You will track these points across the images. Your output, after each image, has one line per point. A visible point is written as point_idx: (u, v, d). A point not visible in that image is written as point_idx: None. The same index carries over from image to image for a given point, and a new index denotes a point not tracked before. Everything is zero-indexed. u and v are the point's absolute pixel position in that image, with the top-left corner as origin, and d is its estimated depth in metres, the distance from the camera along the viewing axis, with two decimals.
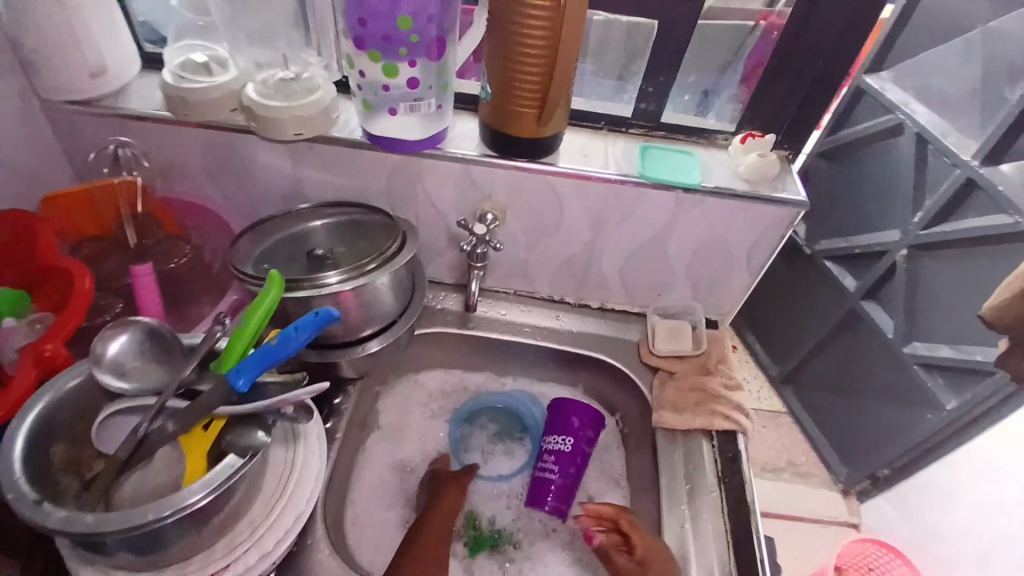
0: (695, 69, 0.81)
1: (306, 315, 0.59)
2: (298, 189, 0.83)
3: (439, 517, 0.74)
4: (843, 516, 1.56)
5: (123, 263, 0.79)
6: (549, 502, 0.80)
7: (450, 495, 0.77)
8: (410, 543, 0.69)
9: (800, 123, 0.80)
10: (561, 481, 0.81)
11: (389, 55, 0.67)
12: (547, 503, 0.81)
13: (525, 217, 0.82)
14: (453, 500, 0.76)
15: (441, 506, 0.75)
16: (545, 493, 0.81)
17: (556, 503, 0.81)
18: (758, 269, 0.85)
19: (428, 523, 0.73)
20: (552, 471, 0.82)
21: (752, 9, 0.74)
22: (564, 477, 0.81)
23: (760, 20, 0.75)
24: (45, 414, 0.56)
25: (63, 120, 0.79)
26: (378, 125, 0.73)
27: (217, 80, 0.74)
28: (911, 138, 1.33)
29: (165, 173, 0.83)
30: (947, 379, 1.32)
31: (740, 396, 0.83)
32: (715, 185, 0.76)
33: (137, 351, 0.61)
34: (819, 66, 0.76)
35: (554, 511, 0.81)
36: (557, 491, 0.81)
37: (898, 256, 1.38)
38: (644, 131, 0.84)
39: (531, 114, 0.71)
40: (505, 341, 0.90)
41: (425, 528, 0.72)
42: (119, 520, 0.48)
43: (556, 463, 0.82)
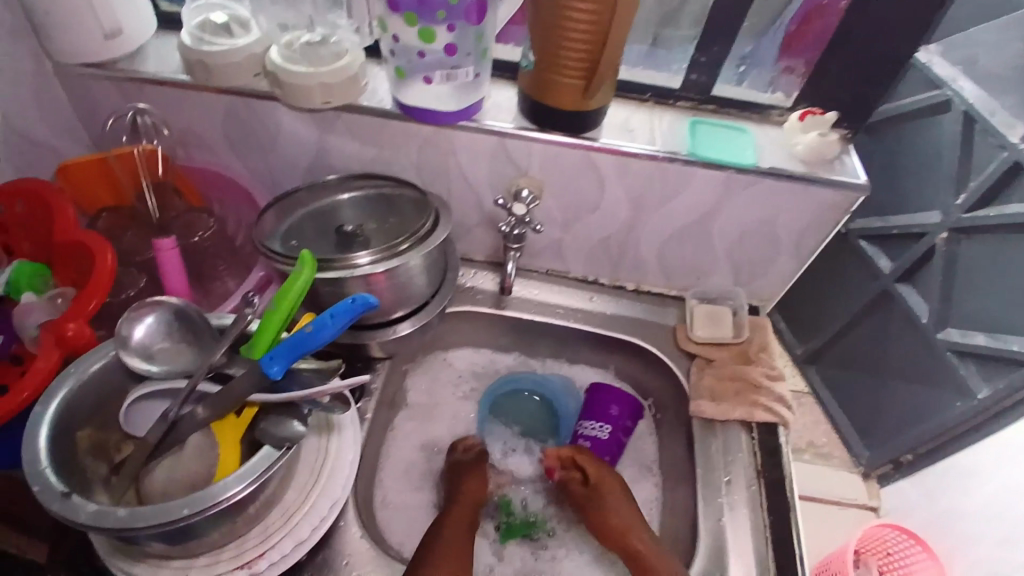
0: (752, 39, 0.75)
1: (342, 301, 0.55)
2: (324, 160, 0.78)
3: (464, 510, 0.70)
4: (862, 499, 1.48)
5: (145, 236, 0.76)
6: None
7: (467, 490, 0.74)
8: (431, 539, 0.67)
9: (863, 100, 0.75)
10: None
11: (425, 18, 0.62)
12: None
13: (563, 195, 0.78)
14: (472, 494, 0.73)
15: (461, 499, 0.72)
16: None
17: None
18: (808, 254, 0.80)
19: (448, 519, 0.70)
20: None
21: None
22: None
23: None
24: (70, 399, 0.54)
25: (77, 85, 0.75)
26: (410, 93, 0.69)
27: (238, 43, 0.69)
28: (956, 116, 1.27)
29: (186, 142, 0.79)
30: (980, 366, 1.25)
31: (782, 387, 0.80)
32: (769, 165, 0.72)
33: (164, 332, 0.59)
34: (888, 39, 0.70)
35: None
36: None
37: (937, 238, 1.31)
38: (692, 104, 0.78)
39: (577, 86, 0.66)
40: (536, 323, 0.87)
41: (445, 526, 0.68)
42: (153, 515, 0.47)
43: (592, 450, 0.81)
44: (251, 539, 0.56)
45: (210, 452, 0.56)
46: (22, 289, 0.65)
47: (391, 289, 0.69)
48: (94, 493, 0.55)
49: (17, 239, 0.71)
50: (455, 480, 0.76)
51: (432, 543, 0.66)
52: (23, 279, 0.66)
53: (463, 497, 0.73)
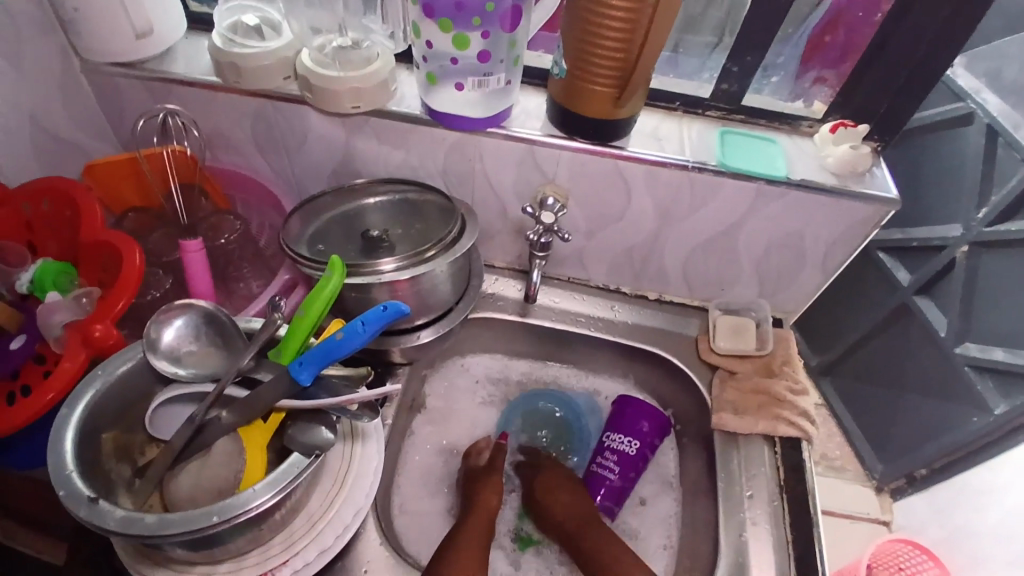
0: (789, 49, 0.75)
1: (373, 308, 0.55)
2: (350, 163, 0.78)
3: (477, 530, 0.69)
4: (874, 513, 1.47)
5: (171, 236, 0.76)
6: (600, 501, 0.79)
7: (483, 498, 0.73)
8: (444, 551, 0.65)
9: (896, 112, 0.73)
10: (618, 482, 0.80)
11: (460, 25, 0.62)
12: (598, 498, 0.79)
13: (589, 203, 0.77)
14: (488, 502, 0.73)
15: (478, 507, 0.72)
16: (596, 488, 0.80)
17: (606, 501, 0.79)
18: (835, 267, 0.79)
19: (462, 530, 0.69)
20: (610, 471, 0.80)
21: None
22: (622, 480, 0.80)
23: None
24: (96, 402, 0.54)
25: (106, 85, 0.76)
26: (440, 99, 0.68)
27: (268, 45, 0.69)
28: (980, 129, 1.26)
29: (213, 143, 0.79)
30: (997, 382, 1.25)
31: (806, 402, 0.78)
32: (801, 177, 0.71)
33: (193, 335, 0.60)
34: (924, 53, 0.69)
35: (605, 510, 0.79)
36: (610, 490, 0.79)
37: (958, 251, 1.29)
38: (721, 114, 0.78)
39: (609, 94, 0.65)
40: (557, 331, 0.87)
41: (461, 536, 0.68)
42: (182, 522, 0.47)
43: (617, 464, 0.80)
44: (275, 546, 0.56)
45: (237, 459, 0.56)
46: (48, 290, 0.65)
47: (417, 295, 0.69)
48: (118, 496, 0.55)
49: (41, 236, 0.71)
50: (474, 490, 0.76)
51: (452, 550, 0.66)
52: (48, 277, 0.65)
53: (482, 502, 0.73)
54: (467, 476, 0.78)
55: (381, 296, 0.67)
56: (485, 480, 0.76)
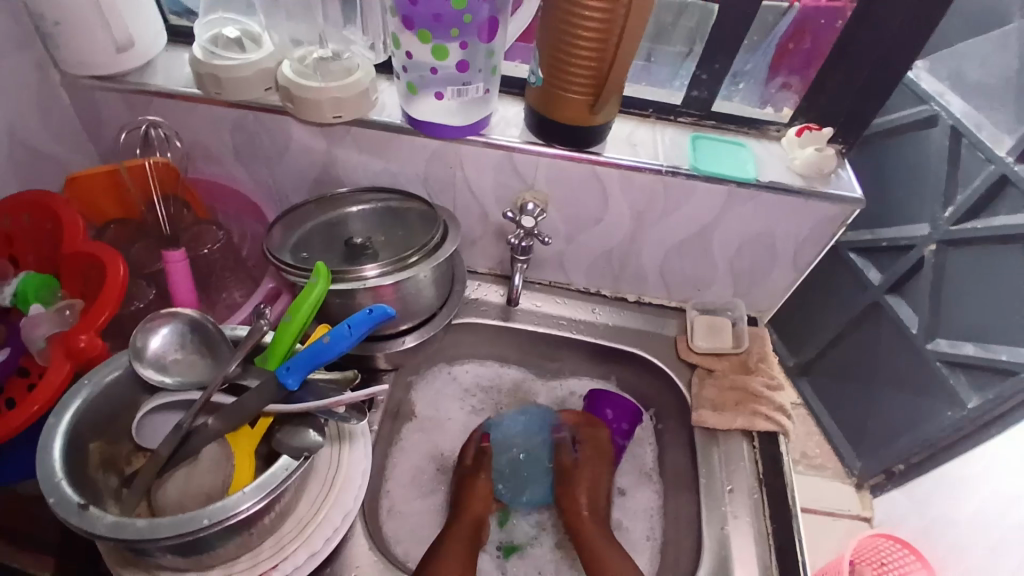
0: (756, 56, 0.77)
1: (359, 312, 0.56)
2: (332, 172, 0.79)
3: (462, 530, 0.71)
4: (855, 509, 1.49)
5: (151, 248, 0.77)
6: None
7: (471, 509, 0.74)
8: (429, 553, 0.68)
9: (858, 116, 0.77)
10: None
11: (439, 35, 0.63)
12: None
13: (567, 208, 0.79)
14: (474, 513, 0.74)
15: (465, 519, 0.73)
16: None
17: None
18: (805, 266, 0.82)
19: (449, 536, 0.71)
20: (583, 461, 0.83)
21: None
22: None
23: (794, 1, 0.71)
24: (83, 412, 0.55)
25: (86, 100, 0.77)
26: (422, 109, 0.70)
27: (249, 57, 0.70)
28: (944, 131, 1.30)
29: (195, 155, 0.80)
30: (969, 376, 1.27)
31: (782, 396, 0.81)
32: (769, 179, 0.74)
33: (179, 343, 0.60)
34: (882, 59, 0.72)
35: None
36: None
37: (926, 250, 1.33)
38: (693, 120, 0.81)
39: (584, 101, 0.67)
40: (540, 334, 0.88)
41: (445, 546, 0.69)
42: (174, 525, 0.48)
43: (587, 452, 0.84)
44: (265, 549, 0.56)
45: (225, 464, 0.57)
46: (31, 302, 0.66)
47: (400, 300, 0.70)
48: (105, 505, 0.55)
49: (22, 249, 0.71)
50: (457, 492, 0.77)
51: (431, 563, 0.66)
52: (30, 290, 0.66)
53: (472, 503, 0.75)
54: (458, 479, 0.79)
55: (365, 301, 0.68)
56: (471, 483, 0.77)
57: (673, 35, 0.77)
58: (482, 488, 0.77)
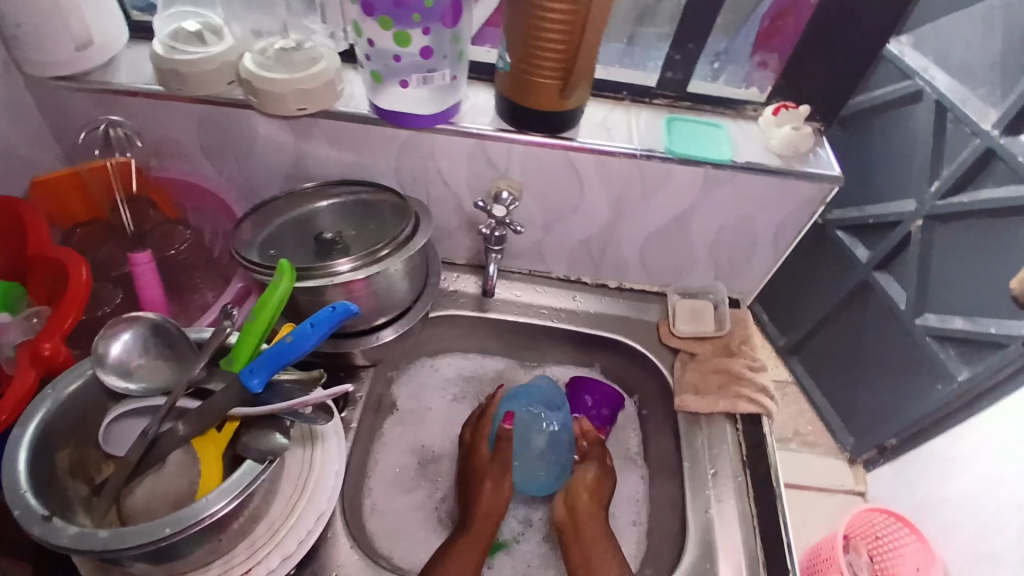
0: (739, 36, 0.76)
1: (322, 310, 0.55)
2: (302, 167, 0.78)
3: (478, 528, 0.70)
4: (848, 485, 1.48)
5: (120, 250, 0.76)
6: None
7: (484, 499, 0.72)
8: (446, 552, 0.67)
9: (835, 93, 0.76)
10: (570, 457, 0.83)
11: (401, 21, 0.62)
12: None
13: (542, 195, 0.78)
14: (489, 506, 0.72)
15: (479, 513, 0.71)
16: None
17: None
18: (785, 248, 0.81)
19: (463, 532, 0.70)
20: None
21: None
22: None
23: None
24: (48, 421, 0.54)
25: (50, 101, 0.74)
26: (388, 98, 0.68)
27: (210, 50, 0.68)
28: (929, 105, 1.28)
29: (162, 152, 0.79)
30: (959, 350, 1.27)
31: (765, 378, 0.80)
32: (746, 160, 0.72)
33: (142, 349, 0.59)
34: (858, 33, 0.71)
35: None
36: None
37: (913, 226, 1.32)
38: (668, 101, 0.79)
39: (554, 85, 0.66)
40: (521, 324, 0.87)
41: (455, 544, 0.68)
42: (137, 534, 0.47)
43: None
44: (238, 554, 0.55)
45: (192, 469, 0.56)
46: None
47: (373, 295, 0.69)
48: (75, 514, 0.54)
49: None
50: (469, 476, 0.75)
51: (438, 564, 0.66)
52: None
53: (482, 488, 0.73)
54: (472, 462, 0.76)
55: (337, 297, 0.67)
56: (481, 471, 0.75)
57: (659, 16, 0.75)
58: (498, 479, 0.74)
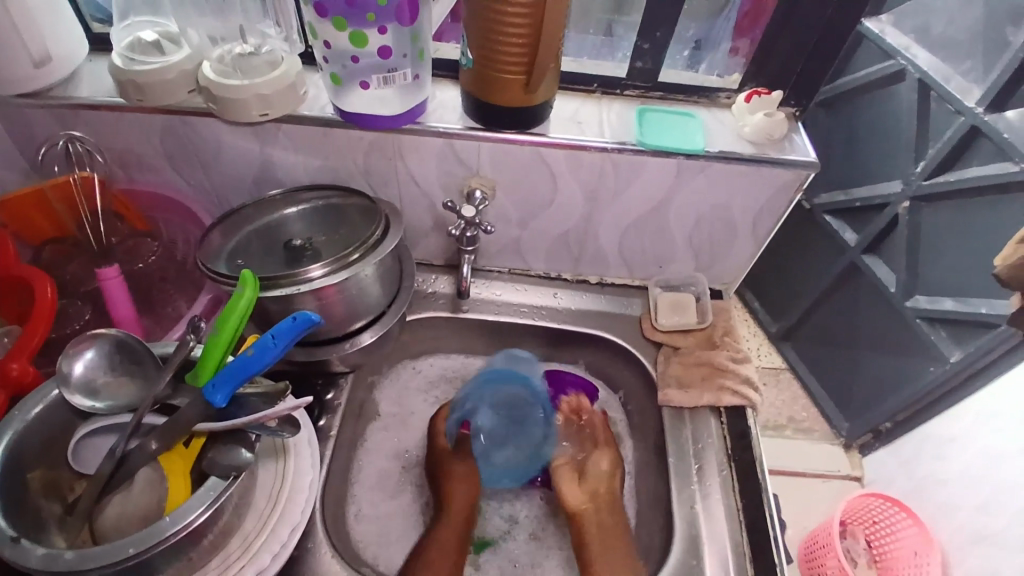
0: (722, 26, 0.75)
1: (284, 321, 0.54)
2: (270, 173, 0.77)
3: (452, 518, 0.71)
4: (845, 470, 1.47)
5: (87, 266, 0.75)
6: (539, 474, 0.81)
7: (457, 496, 0.74)
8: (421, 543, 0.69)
9: (808, 78, 0.75)
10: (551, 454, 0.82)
11: (355, 21, 0.60)
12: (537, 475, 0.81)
13: (516, 192, 0.77)
14: (463, 502, 0.73)
15: (453, 507, 0.72)
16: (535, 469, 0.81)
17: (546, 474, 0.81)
18: (764, 236, 0.80)
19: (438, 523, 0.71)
20: None
21: None
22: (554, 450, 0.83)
23: None
24: (13, 444, 0.53)
25: (11, 118, 0.73)
26: (349, 100, 0.67)
27: (169, 59, 0.67)
28: (912, 84, 1.26)
29: (127, 164, 0.77)
30: (950, 331, 1.25)
31: (748, 369, 0.79)
32: (719, 149, 0.71)
33: (108, 366, 0.58)
34: (828, 16, 0.70)
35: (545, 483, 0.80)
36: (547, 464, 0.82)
37: (900, 208, 1.31)
38: (640, 92, 0.78)
39: (519, 80, 0.65)
40: (501, 323, 0.86)
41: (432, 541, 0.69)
42: (103, 554, 0.47)
43: None
44: (211, 570, 0.54)
45: (160, 486, 0.55)
46: None
47: (345, 301, 0.68)
48: (48, 536, 0.54)
49: None
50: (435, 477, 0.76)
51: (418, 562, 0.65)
52: None
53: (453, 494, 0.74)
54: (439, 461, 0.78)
55: (307, 305, 0.65)
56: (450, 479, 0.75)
57: (632, 5, 0.74)
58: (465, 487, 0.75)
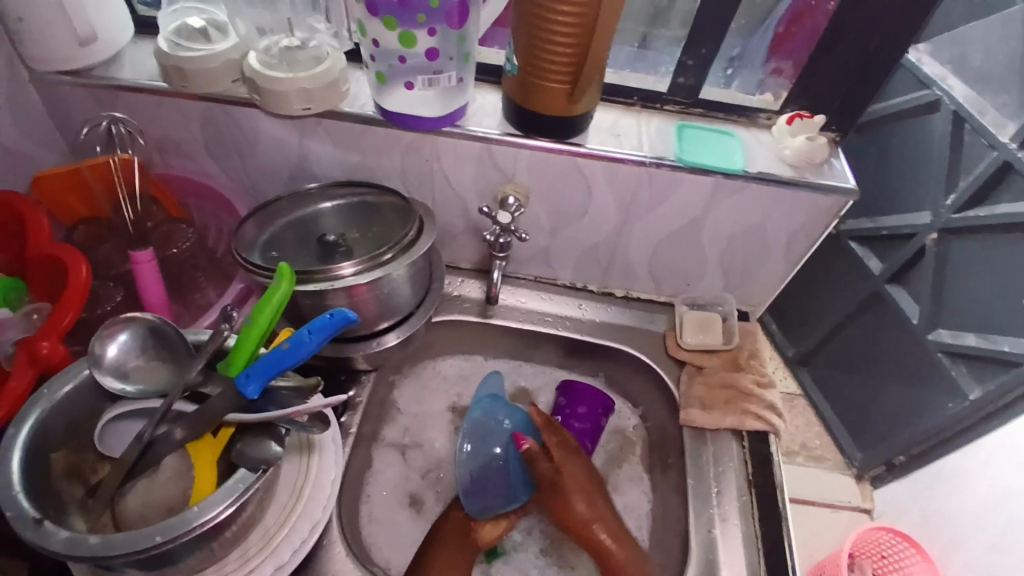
0: (758, 45, 0.74)
1: (319, 316, 0.54)
2: (306, 167, 0.77)
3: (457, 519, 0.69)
4: (855, 502, 1.45)
5: (119, 248, 0.75)
6: None
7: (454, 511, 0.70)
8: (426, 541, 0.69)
9: (851, 104, 0.75)
10: None
11: (405, 21, 0.61)
12: None
13: (550, 200, 0.77)
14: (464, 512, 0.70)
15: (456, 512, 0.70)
16: None
17: None
18: (797, 259, 0.79)
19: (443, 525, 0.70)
20: None
21: None
22: None
23: None
24: (41, 423, 0.53)
25: (54, 96, 0.74)
26: (391, 99, 0.67)
27: (215, 48, 0.67)
28: (947, 115, 1.25)
29: (164, 149, 0.78)
30: (971, 367, 1.23)
31: (773, 394, 0.78)
32: (758, 170, 0.71)
33: (139, 350, 0.58)
34: (877, 41, 0.69)
35: None
36: None
37: (928, 240, 1.29)
38: (679, 108, 0.78)
39: (563, 90, 0.64)
40: (525, 331, 0.86)
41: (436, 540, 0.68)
42: (126, 542, 0.46)
43: None
44: (230, 562, 0.54)
45: (187, 475, 0.56)
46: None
47: (375, 300, 0.68)
48: (69, 516, 0.54)
49: None
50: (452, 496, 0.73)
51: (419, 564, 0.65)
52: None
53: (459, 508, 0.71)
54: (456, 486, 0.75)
55: (338, 301, 0.65)
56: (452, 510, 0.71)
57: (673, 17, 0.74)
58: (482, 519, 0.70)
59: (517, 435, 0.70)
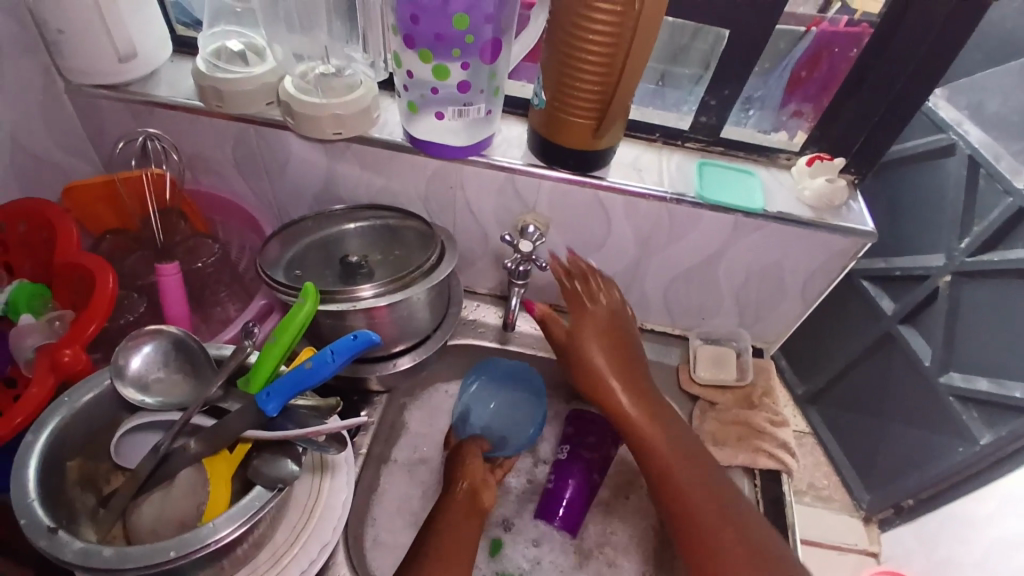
0: (777, 84, 0.75)
1: (344, 337, 0.54)
2: (332, 188, 0.78)
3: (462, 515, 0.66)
4: (862, 544, 1.43)
5: (148, 259, 0.76)
6: (560, 515, 0.77)
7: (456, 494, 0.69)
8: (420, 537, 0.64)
9: (872, 147, 0.75)
10: (575, 496, 0.77)
11: (440, 54, 0.62)
12: (560, 512, 0.77)
13: (569, 230, 0.77)
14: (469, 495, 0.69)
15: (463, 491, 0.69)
16: (555, 505, 0.77)
17: (567, 518, 0.77)
18: (813, 299, 0.80)
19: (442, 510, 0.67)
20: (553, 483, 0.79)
21: (805, 13, 0.69)
22: (579, 494, 0.78)
23: (812, 25, 0.70)
24: (60, 431, 0.54)
25: (91, 109, 0.76)
26: (420, 128, 0.69)
27: (252, 71, 0.70)
28: (961, 160, 1.21)
29: (193, 165, 0.80)
30: (983, 413, 1.19)
31: (786, 433, 0.78)
32: (778, 210, 0.71)
33: (162, 362, 0.59)
34: (899, 87, 0.70)
35: (565, 526, 0.77)
36: (565, 507, 0.77)
37: (941, 282, 1.25)
38: (700, 146, 0.79)
39: (588, 125, 0.66)
40: (540, 359, 0.86)
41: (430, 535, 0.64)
42: (138, 556, 0.47)
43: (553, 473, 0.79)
44: None
45: (200, 490, 0.55)
46: (21, 310, 0.66)
47: (395, 323, 0.68)
48: (80, 527, 0.54)
49: (18, 258, 0.72)
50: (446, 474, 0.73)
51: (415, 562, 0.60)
52: (22, 300, 0.66)
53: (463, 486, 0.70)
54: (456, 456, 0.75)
55: (357, 322, 0.66)
56: (462, 477, 0.71)
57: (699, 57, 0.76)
58: (486, 485, 0.71)
59: (528, 303, 0.75)
